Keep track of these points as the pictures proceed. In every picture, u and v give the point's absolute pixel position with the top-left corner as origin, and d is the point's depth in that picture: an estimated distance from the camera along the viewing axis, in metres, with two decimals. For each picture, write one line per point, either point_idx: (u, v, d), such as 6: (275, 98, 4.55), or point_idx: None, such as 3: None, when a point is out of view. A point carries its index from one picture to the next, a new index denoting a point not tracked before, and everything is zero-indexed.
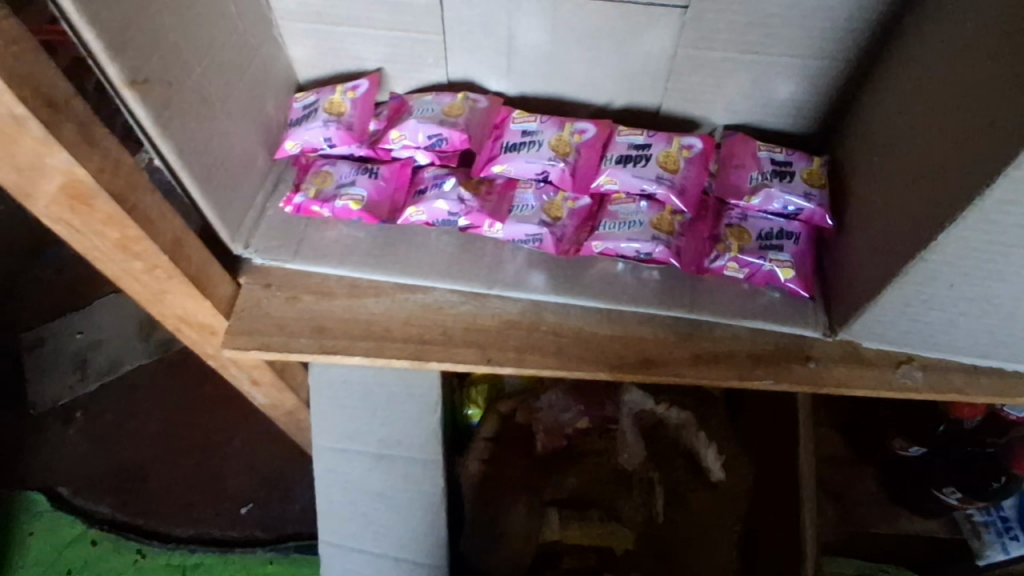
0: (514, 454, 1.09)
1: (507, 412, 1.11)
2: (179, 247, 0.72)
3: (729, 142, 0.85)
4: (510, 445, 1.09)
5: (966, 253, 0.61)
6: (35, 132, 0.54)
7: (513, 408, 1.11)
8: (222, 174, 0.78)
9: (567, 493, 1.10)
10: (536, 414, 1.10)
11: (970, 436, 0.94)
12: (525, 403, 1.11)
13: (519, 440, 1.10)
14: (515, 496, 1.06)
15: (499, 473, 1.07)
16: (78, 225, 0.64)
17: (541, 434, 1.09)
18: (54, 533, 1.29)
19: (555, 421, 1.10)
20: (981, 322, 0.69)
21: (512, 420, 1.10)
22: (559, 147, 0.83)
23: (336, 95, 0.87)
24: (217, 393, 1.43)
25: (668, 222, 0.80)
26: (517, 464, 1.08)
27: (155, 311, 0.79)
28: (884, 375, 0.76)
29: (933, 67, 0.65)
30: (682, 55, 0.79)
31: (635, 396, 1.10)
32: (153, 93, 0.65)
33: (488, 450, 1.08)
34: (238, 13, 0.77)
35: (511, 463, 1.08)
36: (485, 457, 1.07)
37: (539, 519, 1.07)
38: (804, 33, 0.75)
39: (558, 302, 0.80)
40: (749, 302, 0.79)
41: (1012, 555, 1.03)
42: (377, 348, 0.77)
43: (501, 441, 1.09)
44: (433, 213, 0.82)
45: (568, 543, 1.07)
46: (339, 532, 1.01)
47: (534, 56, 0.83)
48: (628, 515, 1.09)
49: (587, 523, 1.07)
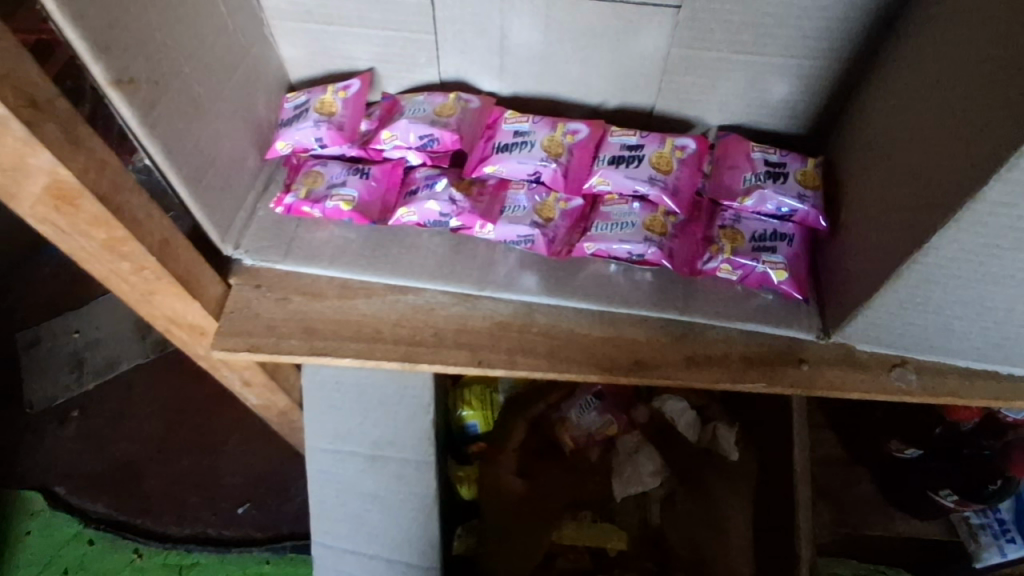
0: (543, 461, 1.10)
1: (529, 419, 1.11)
2: (167, 247, 0.71)
3: (723, 143, 0.84)
4: (539, 449, 1.11)
5: (960, 254, 0.60)
6: (18, 132, 0.53)
7: (545, 411, 1.11)
8: (212, 174, 0.77)
9: (586, 496, 1.08)
10: (563, 416, 1.10)
11: (967, 436, 0.94)
12: (557, 404, 1.11)
13: (546, 447, 1.11)
14: (529, 511, 1.06)
15: (535, 487, 1.07)
16: (64, 225, 0.63)
17: (569, 433, 1.09)
18: (50, 532, 1.29)
19: (585, 430, 1.09)
20: (975, 323, 0.68)
21: (545, 422, 1.11)
22: (552, 147, 0.82)
23: (327, 95, 0.86)
24: (212, 393, 1.43)
25: (661, 223, 0.79)
26: (529, 466, 1.09)
27: (145, 312, 0.78)
28: (878, 377, 0.75)
29: (929, 67, 0.65)
30: (676, 55, 0.79)
31: (676, 406, 1.10)
32: (139, 93, 0.65)
33: (518, 462, 1.09)
34: (229, 13, 0.77)
35: (539, 475, 1.08)
36: (519, 462, 1.09)
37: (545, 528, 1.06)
38: (799, 33, 0.74)
39: (550, 304, 0.79)
40: (743, 305, 0.78)
41: (1009, 558, 1.03)
42: (367, 349, 0.76)
43: (533, 450, 1.10)
44: (425, 214, 0.81)
45: (563, 543, 1.07)
46: (332, 534, 1.00)
47: (527, 56, 0.83)
48: (624, 513, 1.10)
49: (581, 523, 1.07)
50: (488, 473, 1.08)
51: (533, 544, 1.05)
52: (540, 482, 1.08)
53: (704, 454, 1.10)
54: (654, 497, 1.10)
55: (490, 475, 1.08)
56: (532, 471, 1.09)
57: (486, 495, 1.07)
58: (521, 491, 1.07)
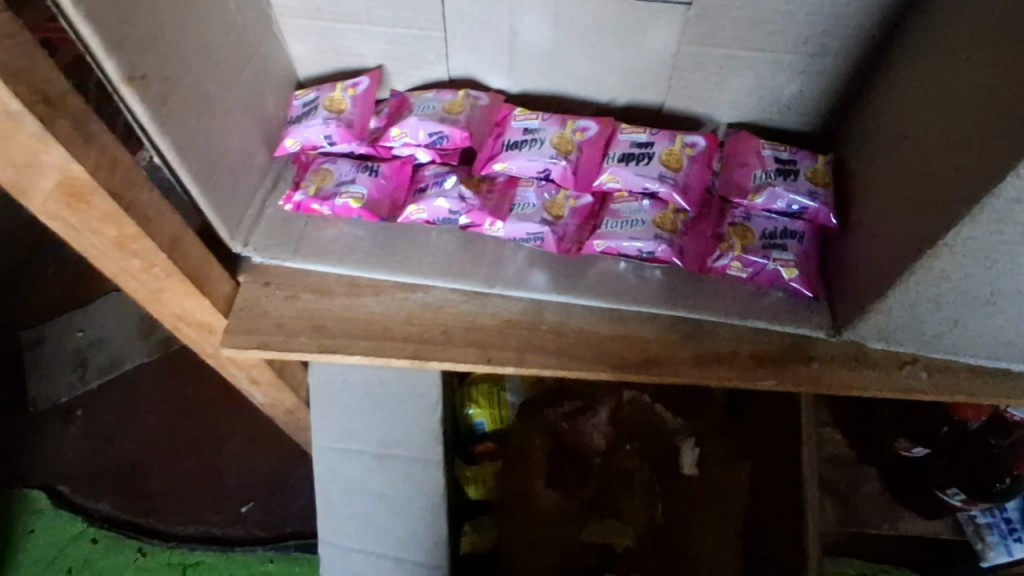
0: (569, 464, 1.10)
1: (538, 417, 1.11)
2: (177, 244, 0.71)
3: (733, 140, 0.84)
4: (563, 451, 1.11)
5: (975, 251, 0.60)
6: (31, 129, 0.53)
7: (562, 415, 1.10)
8: (222, 171, 0.77)
9: (608, 500, 1.10)
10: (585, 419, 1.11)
11: (975, 436, 0.93)
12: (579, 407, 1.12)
13: (569, 450, 1.11)
14: (548, 521, 1.07)
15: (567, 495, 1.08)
16: (76, 222, 0.63)
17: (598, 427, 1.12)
18: (55, 531, 1.29)
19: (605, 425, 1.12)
20: (986, 322, 0.68)
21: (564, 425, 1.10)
22: (561, 144, 0.82)
23: (337, 92, 0.86)
24: (216, 392, 1.43)
25: (671, 221, 0.79)
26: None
27: (153, 310, 0.78)
28: (888, 375, 0.75)
29: (940, 64, 0.64)
30: (686, 52, 0.79)
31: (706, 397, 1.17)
32: (150, 90, 0.65)
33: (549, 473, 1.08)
34: (238, 11, 0.77)
35: (570, 479, 1.10)
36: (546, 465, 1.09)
37: (577, 527, 1.07)
38: (808, 30, 0.74)
39: (560, 302, 0.79)
40: (753, 302, 0.78)
41: (1015, 556, 1.03)
42: (377, 347, 0.76)
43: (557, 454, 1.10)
44: (434, 211, 0.81)
45: (589, 540, 1.06)
46: (339, 532, 1.00)
47: (537, 53, 0.83)
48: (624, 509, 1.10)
49: (604, 525, 1.07)
50: (523, 481, 1.07)
51: (558, 543, 1.06)
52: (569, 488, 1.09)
53: (683, 461, 1.13)
54: (683, 460, 1.13)
55: (507, 471, 1.08)
56: (558, 476, 1.10)
57: (513, 499, 1.07)
58: (555, 501, 1.08)
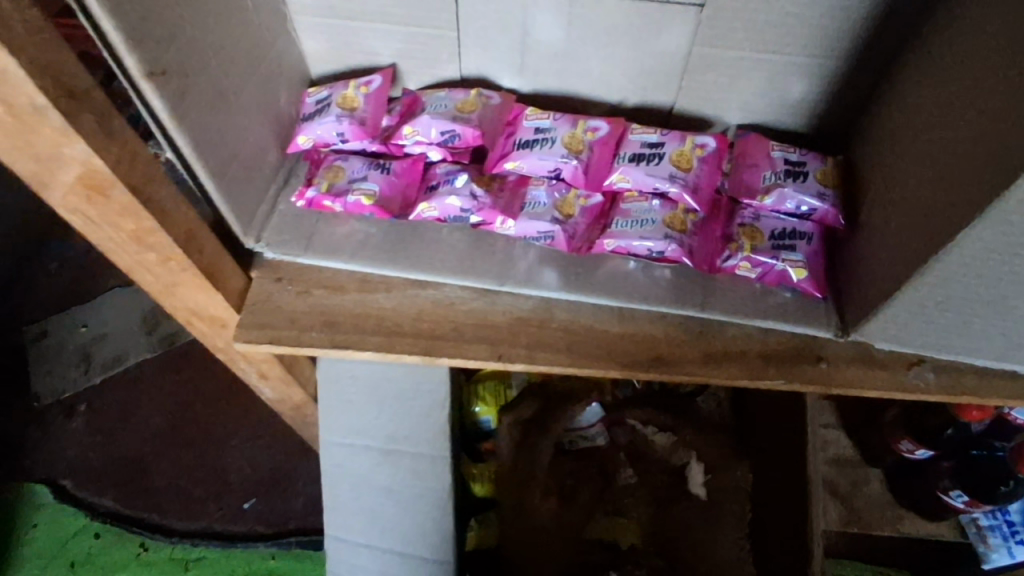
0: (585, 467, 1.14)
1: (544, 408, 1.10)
2: (193, 240, 0.72)
3: (743, 142, 0.84)
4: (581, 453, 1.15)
5: (984, 253, 0.61)
6: (56, 123, 0.54)
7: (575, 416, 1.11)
8: (236, 166, 0.78)
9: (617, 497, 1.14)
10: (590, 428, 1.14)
11: (978, 437, 0.98)
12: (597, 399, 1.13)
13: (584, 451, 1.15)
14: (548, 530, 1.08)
15: (574, 500, 1.12)
16: (95, 216, 0.64)
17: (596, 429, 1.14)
18: (59, 526, 1.30)
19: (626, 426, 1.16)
20: (995, 324, 0.69)
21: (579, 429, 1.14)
22: (573, 144, 0.82)
23: (350, 89, 0.86)
24: (221, 388, 1.43)
25: (680, 221, 0.80)
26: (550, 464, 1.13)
27: (167, 303, 0.79)
28: (896, 375, 0.75)
29: (951, 68, 0.65)
30: (698, 53, 0.79)
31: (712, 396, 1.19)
32: (170, 85, 0.65)
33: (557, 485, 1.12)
34: (254, 8, 0.77)
35: (579, 484, 1.13)
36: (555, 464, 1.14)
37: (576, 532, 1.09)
38: (819, 33, 0.75)
39: (570, 301, 0.80)
40: (761, 302, 0.79)
41: (1017, 559, 1.02)
42: (388, 342, 0.77)
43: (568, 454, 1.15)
44: (446, 209, 0.82)
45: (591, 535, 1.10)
46: (345, 527, 1.01)
47: (549, 52, 0.83)
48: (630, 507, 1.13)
49: (604, 522, 1.12)
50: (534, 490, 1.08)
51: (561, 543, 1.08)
52: (571, 494, 1.12)
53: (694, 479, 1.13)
54: (693, 477, 1.13)
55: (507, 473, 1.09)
56: (569, 479, 1.13)
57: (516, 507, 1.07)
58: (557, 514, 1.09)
